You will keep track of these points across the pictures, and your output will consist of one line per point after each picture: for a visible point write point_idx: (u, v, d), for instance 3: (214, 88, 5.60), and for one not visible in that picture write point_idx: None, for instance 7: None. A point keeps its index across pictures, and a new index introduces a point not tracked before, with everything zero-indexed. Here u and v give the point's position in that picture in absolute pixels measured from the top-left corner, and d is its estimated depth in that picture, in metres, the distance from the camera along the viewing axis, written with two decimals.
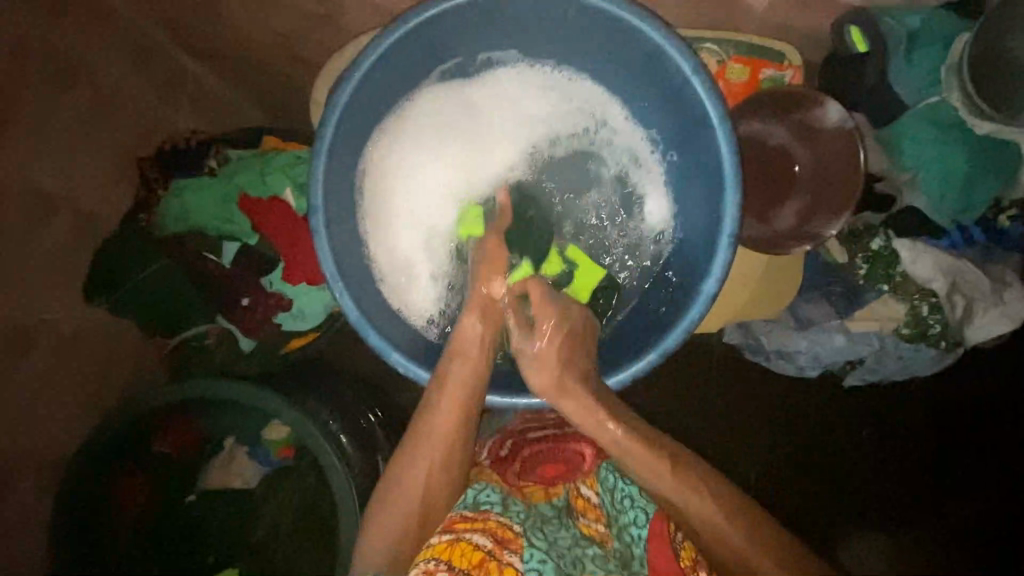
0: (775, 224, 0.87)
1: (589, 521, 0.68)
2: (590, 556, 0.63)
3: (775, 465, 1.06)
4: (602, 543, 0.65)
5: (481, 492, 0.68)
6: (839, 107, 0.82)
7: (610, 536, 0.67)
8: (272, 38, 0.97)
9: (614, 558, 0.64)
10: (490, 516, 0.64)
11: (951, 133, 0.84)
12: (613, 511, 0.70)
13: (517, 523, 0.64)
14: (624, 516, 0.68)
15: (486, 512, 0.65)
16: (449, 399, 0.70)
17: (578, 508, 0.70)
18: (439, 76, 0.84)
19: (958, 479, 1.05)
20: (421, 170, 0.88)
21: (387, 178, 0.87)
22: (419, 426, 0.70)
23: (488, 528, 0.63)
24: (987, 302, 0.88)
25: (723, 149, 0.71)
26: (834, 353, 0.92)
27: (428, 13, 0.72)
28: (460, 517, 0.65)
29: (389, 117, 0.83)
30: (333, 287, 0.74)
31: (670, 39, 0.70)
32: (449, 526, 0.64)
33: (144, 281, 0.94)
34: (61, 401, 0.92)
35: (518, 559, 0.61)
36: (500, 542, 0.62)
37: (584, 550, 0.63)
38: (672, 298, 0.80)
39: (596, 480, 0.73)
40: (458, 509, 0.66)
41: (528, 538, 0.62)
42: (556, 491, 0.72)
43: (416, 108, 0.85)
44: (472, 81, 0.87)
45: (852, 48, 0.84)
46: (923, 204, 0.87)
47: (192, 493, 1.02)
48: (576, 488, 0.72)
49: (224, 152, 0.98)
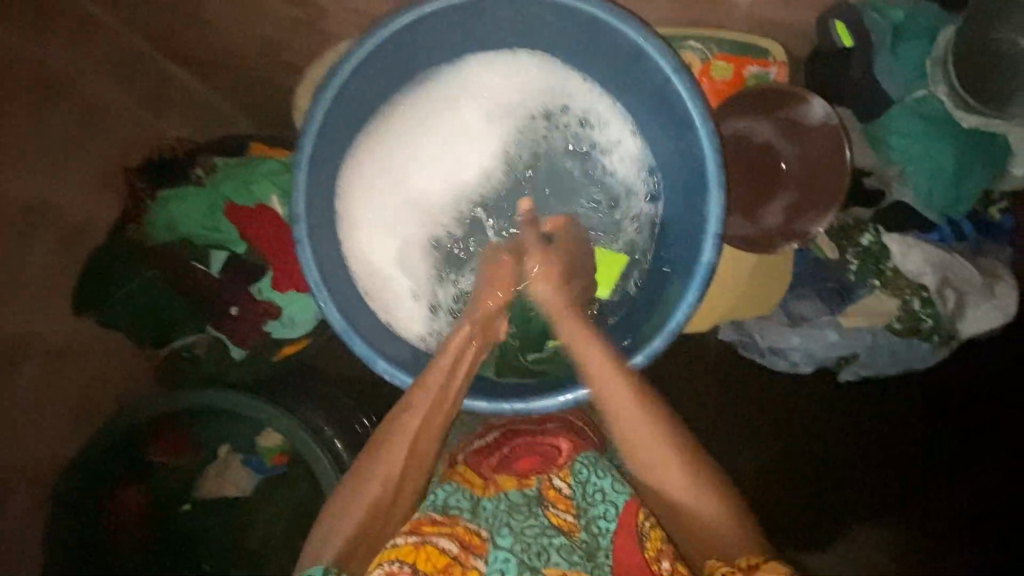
0: (763, 222, 0.86)
1: (558, 511, 0.69)
2: (556, 546, 0.65)
3: (770, 463, 1.06)
4: (570, 533, 0.67)
5: (451, 495, 0.70)
6: (824, 103, 0.81)
7: (576, 527, 0.68)
8: (256, 45, 0.98)
9: (579, 548, 0.66)
10: (459, 521, 0.67)
11: (939, 126, 0.83)
12: (583, 503, 0.71)
13: (484, 528, 0.68)
14: (593, 507, 0.70)
15: (455, 517, 0.68)
16: (428, 399, 0.69)
17: (549, 498, 0.70)
18: (421, 82, 0.84)
19: (957, 474, 1.05)
20: (405, 177, 0.88)
21: (372, 184, 0.86)
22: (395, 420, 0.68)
23: (455, 533, 0.66)
24: (979, 295, 0.88)
25: (705, 151, 0.71)
26: (826, 347, 0.91)
27: (405, 18, 0.72)
28: (429, 520, 0.67)
29: (371, 123, 0.83)
30: (317, 296, 0.73)
31: (650, 38, 0.69)
32: (415, 528, 0.66)
33: (132, 294, 0.93)
34: (53, 412, 0.92)
35: (482, 563, 0.65)
36: (464, 546, 0.65)
37: (549, 540, 0.66)
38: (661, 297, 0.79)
39: (569, 472, 0.73)
40: (427, 512, 0.68)
41: (494, 541, 0.66)
42: (528, 481, 0.73)
43: (399, 114, 0.85)
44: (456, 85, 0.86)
45: (837, 41, 0.85)
46: (910, 198, 0.86)
47: (188, 503, 1.02)
48: (548, 479, 0.73)
49: (210, 159, 0.98)
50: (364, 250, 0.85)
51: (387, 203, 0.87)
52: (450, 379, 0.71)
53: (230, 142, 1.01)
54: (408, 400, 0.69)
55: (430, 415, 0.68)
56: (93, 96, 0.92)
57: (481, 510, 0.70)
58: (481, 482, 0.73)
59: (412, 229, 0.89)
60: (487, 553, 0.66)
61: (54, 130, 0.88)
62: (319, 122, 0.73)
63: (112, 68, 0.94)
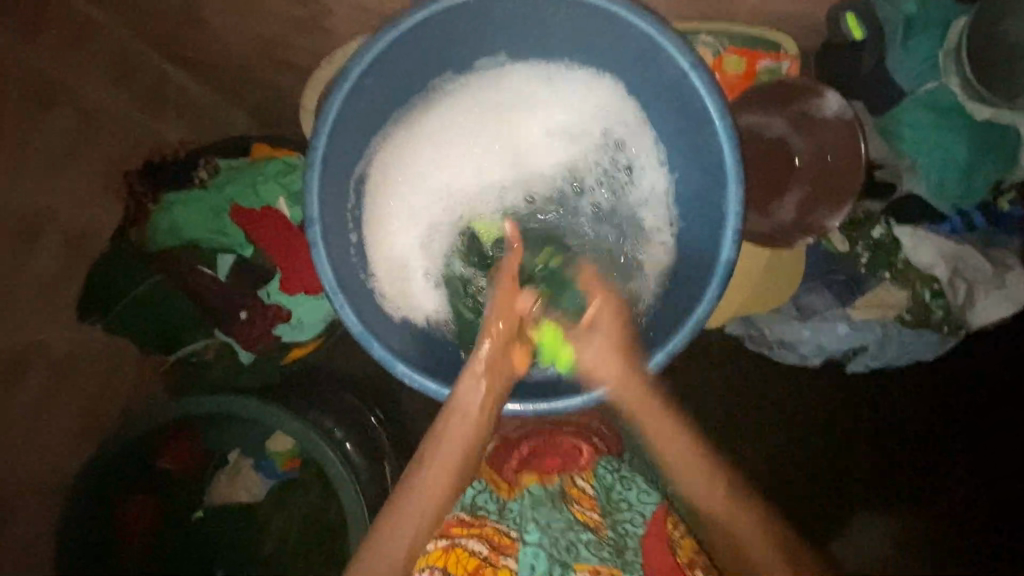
0: (776, 216, 0.87)
1: (583, 508, 0.70)
2: (584, 542, 0.67)
3: (776, 452, 1.07)
4: (597, 529, 0.69)
5: (479, 495, 0.70)
6: (838, 96, 0.81)
7: (603, 524, 0.70)
8: (256, 44, 0.95)
9: (608, 545, 0.67)
10: (486, 523, 0.68)
11: (950, 118, 0.83)
12: (608, 505, 0.72)
13: (514, 528, 0.68)
14: (619, 511, 0.71)
15: (484, 517, 0.68)
16: (476, 401, 0.68)
17: (572, 496, 0.71)
18: (440, 82, 0.82)
19: (966, 463, 1.05)
20: (428, 180, 0.88)
21: (393, 185, 0.85)
22: (440, 434, 0.67)
23: (483, 533, 0.66)
24: (989, 287, 0.89)
25: (723, 147, 0.70)
26: (837, 340, 0.91)
27: (417, 17, 0.71)
28: (457, 521, 0.67)
29: (390, 123, 0.82)
30: (334, 299, 0.73)
31: (665, 34, 0.69)
32: (445, 531, 0.67)
33: (139, 301, 0.92)
34: (61, 424, 0.91)
35: (513, 560, 0.66)
36: (494, 546, 0.66)
37: (578, 536, 0.67)
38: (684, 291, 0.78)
39: (592, 473, 0.75)
40: (457, 511, 0.69)
41: (523, 537, 0.67)
42: (551, 478, 0.73)
43: (421, 115, 0.84)
44: (478, 87, 0.85)
45: (847, 33, 0.84)
46: (923, 189, 0.87)
47: (200, 509, 1.01)
48: (572, 478, 0.74)
49: (214, 160, 0.97)
50: (387, 250, 0.85)
51: (409, 204, 0.87)
52: (494, 388, 0.70)
53: (232, 141, 0.99)
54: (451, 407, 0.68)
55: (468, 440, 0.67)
56: (92, 100, 0.90)
57: (507, 512, 0.70)
58: (505, 483, 0.73)
59: (434, 231, 0.89)
60: (517, 550, 0.67)
61: (53, 135, 0.85)
62: (333, 122, 0.72)
63: (108, 71, 0.92)
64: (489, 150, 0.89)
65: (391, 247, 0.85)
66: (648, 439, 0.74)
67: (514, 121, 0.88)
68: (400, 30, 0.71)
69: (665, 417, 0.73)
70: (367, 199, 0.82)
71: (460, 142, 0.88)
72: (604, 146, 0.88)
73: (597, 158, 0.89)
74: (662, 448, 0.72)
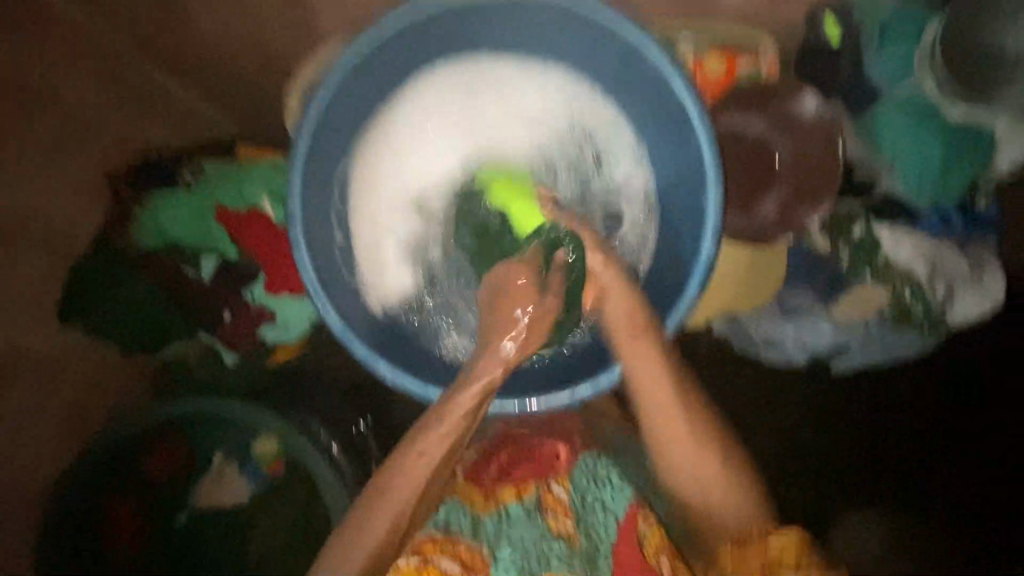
0: (757, 214, 0.88)
1: (556, 518, 0.71)
2: (555, 553, 0.69)
3: (762, 452, 1.07)
4: (569, 539, 0.69)
5: (452, 514, 0.71)
6: (815, 99, 0.85)
7: (576, 532, 0.70)
8: (243, 48, 0.96)
9: (580, 556, 0.68)
10: (460, 541, 0.69)
11: (926, 119, 0.84)
12: (582, 510, 0.71)
13: (486, 545, 0.70)
14: (591, 514, 0.71)
15: (455, 536, 0.69)
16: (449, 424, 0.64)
17: (546, 505, 0.71)
18: (419, 77, 0.83)
19: (949, 462, 1.06)
20: (406, 173, 0.88)
21: (371, 178, 0.86)
22: (404, 457, 0.64)
23: (455, 553, 0.68)
24: (966, 284, 0.90)
25: (702, 147, 0.71)
26: (819, 338, 0.93)
27: (400, 17, 0.71)
28: (429, 540, 0.68)
29: (370, 117, 0.82)
30: (316, 299, 0.73)
31: (645, 36, 0.70)
32: (416, 548, 0.68)
33: (122, 301, 0.91)
34: (45, 426, 0.90)
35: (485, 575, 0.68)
36: (466, 564, 0.68)
37: (549, 547, 0.69)
38: (666, 286, 0.79)
39: (568, 479, 0.74)
40: (429, 531, 0.69)
41: (495, 553, 0.69)
42: (527, 487, 0.73)
43: (399, 109, 0.84)
44: (457, 82, 0.85)
45: (825, 37, 0.86)
46: (901, 189, 0.88)
47: (182, 514, 0.99)
48: (547, 486, 0.73)
49: (199, 162, 0.96)
50: (364, 244, 0.85)
51: (385, 197, 0.88)
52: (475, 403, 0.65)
53: (220, 144, 1.00)
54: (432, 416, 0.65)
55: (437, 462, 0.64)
56: (78, 101, 0.90)
57: (482, 528, 0.71)
58: (482, 494, 0.73)
59: (411, 225, 0.89)
60: (489, 566, 0.69)
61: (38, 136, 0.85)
62: (315, 124, 0.72)
63: (96, 73, 0.93)
64: (468, 145, 0.89)
65: (368, 241, 0.85)
66: (651, 423, 0.69)
67: (494, 117, 0.89)
68: (382, 33, 0.72)
69: (676, 399, 0.68)
70: (345, 194, 0.82)
71: (437, 136, 0.88)
72: (582, 143, 0.89)
73: (576, 153, 0.89)
74: (662, 423, 0.68)
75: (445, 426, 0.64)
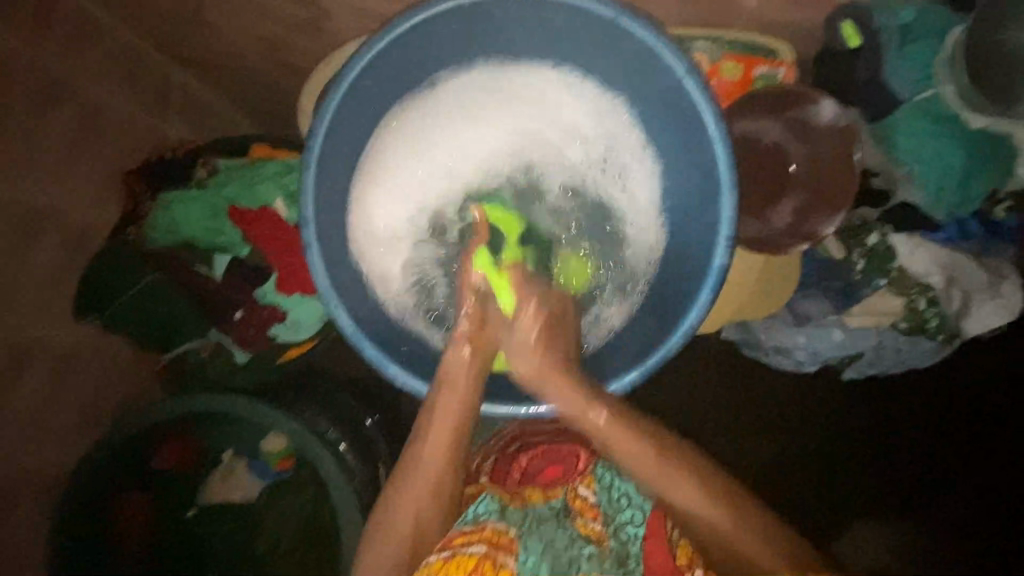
0: (772, 222, 0.86)
1: (586, 520, 0.71)
2: (586, 557, 0.67)
3: (769, 459, 1.07)
4: (598, 542, 0.69)
5: (479, 504, 0.71)
6: (832, 104, 0.83)
7: (605, 536, 0.70)
8: (259, 45, 0.96)
9: (610, 557, 0.67)
10: (487, 525, 0.69)
11: (947, 126, 0.84)
12: (610, 510, 0.72)
13: (513, 527, 0.69)
14: (621, 514, 0.72)
15: (484, 522, 0.69)
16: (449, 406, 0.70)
17: (576, 509, 0.72)
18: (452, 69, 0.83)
19: (964, 473, 1.05)
20: (420, 151, 0.89)
21: (383, 162, 0.86)
22: (409, 454, 0.70)
23: (483, 537, 0.67)
24: (983, 295, 0.90)
25: (718, 155, 0.71)
26: (832, 347, 0.92)
27: (419, 16, 0.71)
28: (459, 532, 0.68)
29: (394, 105, 0.82)
30: (326, 300, 0.73)
31: (662, 40, 0.69)
32: (446, 543, 0.68)
33: (136, 298, 0.92)
34: (59, 420, 0.92)
35: (513, 561, 0.67)
36: (493, 544, 0.67)
37: (579, 551, 0.67)
38: (685, 280, 0.78)
39: (593, 479, 0.75)
40: (458, 525, 0.69)
41: (524, 541, 0.68)
42: (554, 491, 0.74)
43: (429, 95, 0.85)
44: (486, 80, 0.85)
45: (844, 43, 0.85)
46: (920, 198, 0.87)
47: (192, 509, 1.02)
48: (574, 489, 0.74)
49: (212, 161, 0.97)
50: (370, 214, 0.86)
51: (394, 183, 0.88)
52: (464, 399, 0.71)
53: (233, 143, 1.00)
54: (433, 402, 0.71)
55: (440, 452, 0.69)
56: (94, 98, 0.91)
57: (509, 513, 0.71)
58: (509, 493, 0.74)
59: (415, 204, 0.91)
60: (518, 553, 0.67)
61: (53, 133, 0.86)
62: (330, 122, 0.72)
63: (110, 72, 0.93)
64: (487, 135, 0.91)
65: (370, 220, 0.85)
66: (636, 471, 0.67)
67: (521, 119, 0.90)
68: (399, 31, 0.71)
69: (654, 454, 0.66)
70: (359, 173, 0.83)
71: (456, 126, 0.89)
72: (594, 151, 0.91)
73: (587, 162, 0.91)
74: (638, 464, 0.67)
75: (443, 418, 0.70)
